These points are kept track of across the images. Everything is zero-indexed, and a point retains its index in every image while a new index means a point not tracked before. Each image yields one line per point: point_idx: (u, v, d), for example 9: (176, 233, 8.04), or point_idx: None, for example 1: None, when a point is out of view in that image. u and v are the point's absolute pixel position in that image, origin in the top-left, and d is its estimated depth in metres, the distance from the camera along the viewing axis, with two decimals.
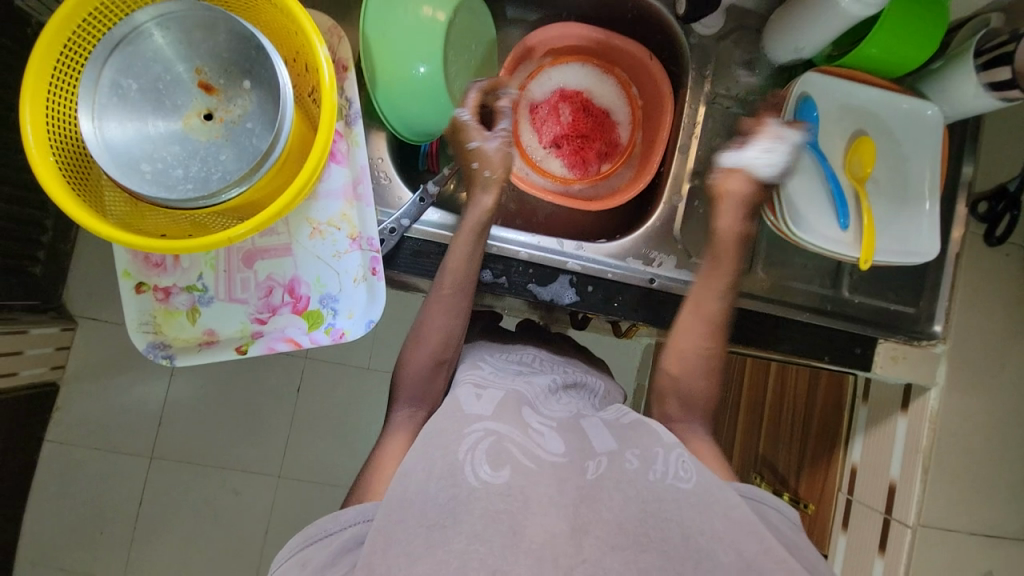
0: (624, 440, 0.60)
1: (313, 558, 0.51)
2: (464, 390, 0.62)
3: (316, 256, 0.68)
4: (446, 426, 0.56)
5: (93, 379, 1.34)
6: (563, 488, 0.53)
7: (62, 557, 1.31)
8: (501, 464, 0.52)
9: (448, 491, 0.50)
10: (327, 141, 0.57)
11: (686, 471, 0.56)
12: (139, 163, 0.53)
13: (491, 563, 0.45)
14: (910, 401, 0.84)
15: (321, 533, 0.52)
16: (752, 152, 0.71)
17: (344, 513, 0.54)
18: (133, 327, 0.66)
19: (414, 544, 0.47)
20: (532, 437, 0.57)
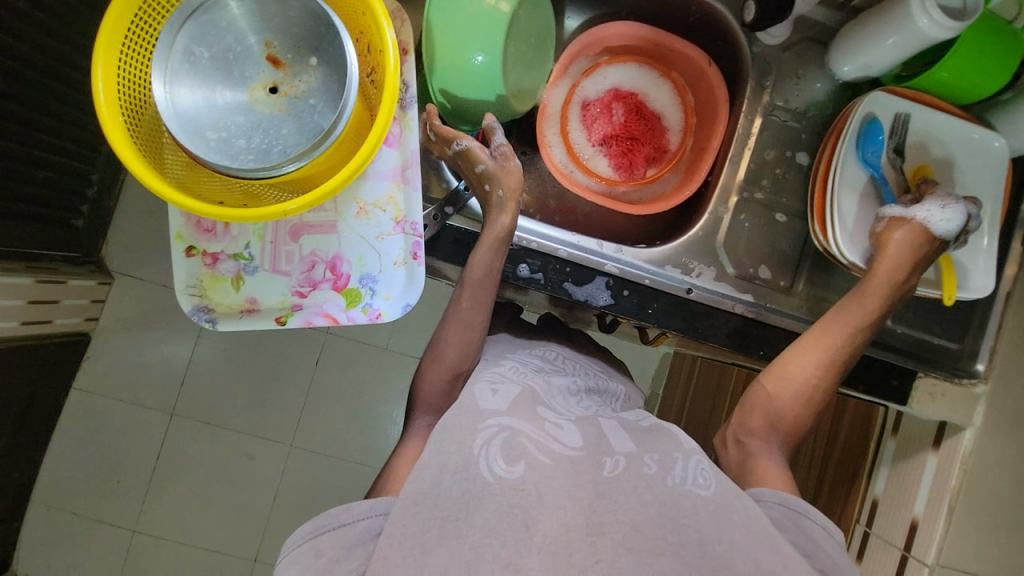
0: (642, 443, 0.58)
1: (326, 547, 0.51)
2: (479, 387, 0.61)
3: (359, 236, 0.69)
4: (462, 421, 0.55)
5: (125, 333, 1.39)
6: (577, 483, 0.51)
7: (81, 499, 1.37)
8: (515, 460, 0.52)
9: (462, 485, 0.50)
10: (386, 123, 0.57)
11: (705, 478, 0.54)
12: (204, 131, 0.54)
13: (503, 558, 0.46)
14: (943, 439, 0.81)
15: (335, 523, 0.52)
16: (932, 210, 0.67)
17: (356, 504, 0.53)
18: (180, 289, 0.68)
19: (427, 535, 0.48)
20: (546, 431, 0.55)
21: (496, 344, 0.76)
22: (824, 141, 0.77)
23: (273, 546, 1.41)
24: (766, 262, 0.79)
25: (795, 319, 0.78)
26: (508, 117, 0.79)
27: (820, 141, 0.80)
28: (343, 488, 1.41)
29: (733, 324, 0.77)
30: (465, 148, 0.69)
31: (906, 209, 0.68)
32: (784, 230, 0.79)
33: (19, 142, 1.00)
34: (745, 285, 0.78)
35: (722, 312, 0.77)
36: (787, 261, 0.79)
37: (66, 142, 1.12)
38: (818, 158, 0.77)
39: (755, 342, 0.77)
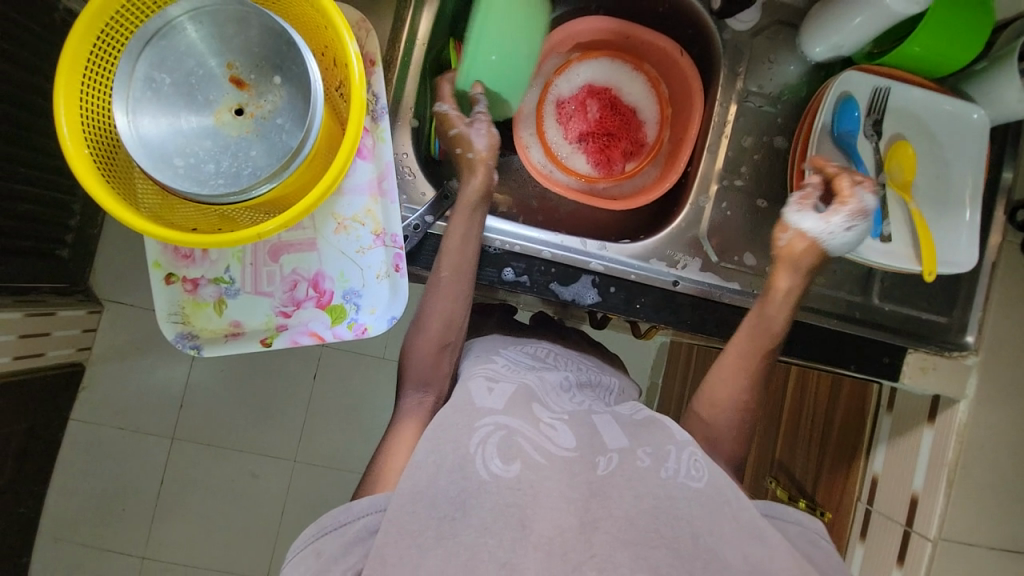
0: (636, 437, 0.58)
1: (325, 547, 0.51)
2: (475, 383, 0.60)
3: (340, 251, 0.68)
4: (456, 420, 0.55)
5: (118, 361, 1.38)
6: (571, 484, 0.51)
7: (87, 530, 1.37)
8: (512, 458, 0.51)
9: (459, 484, 0.50)
10: (356, 138, 0.57)
11: (698, 470, 0.54)
12: (172, 158, 0.53)
13: (498, 558, 0.46)
14: (937, 413, 0.81)
15: (335, 524, 0.52)
16: (833, 226, 0.67)
17: (356, 504, 0.53)
18: (163, 317, 0.67)
19: (424, 535, 0.47)
20: (543, 431, 0.55)
21: (484, 342, 0.75)
22: (801, 122, 0.77)
23: (283, 563, 1.40)
24: (752, 249, 0.79)
25: None
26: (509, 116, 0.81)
27: (797, 123, 0.79)
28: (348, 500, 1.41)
29: (722, 313, 0.77)
30: (442, 112, 0.73)
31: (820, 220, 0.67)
32: (767, 215, 0.79)
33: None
34: (732, 273, 0.78)
35: (710, 302, 0.77)
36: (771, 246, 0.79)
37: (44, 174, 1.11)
38: (796, 139, 0.77)
39: None
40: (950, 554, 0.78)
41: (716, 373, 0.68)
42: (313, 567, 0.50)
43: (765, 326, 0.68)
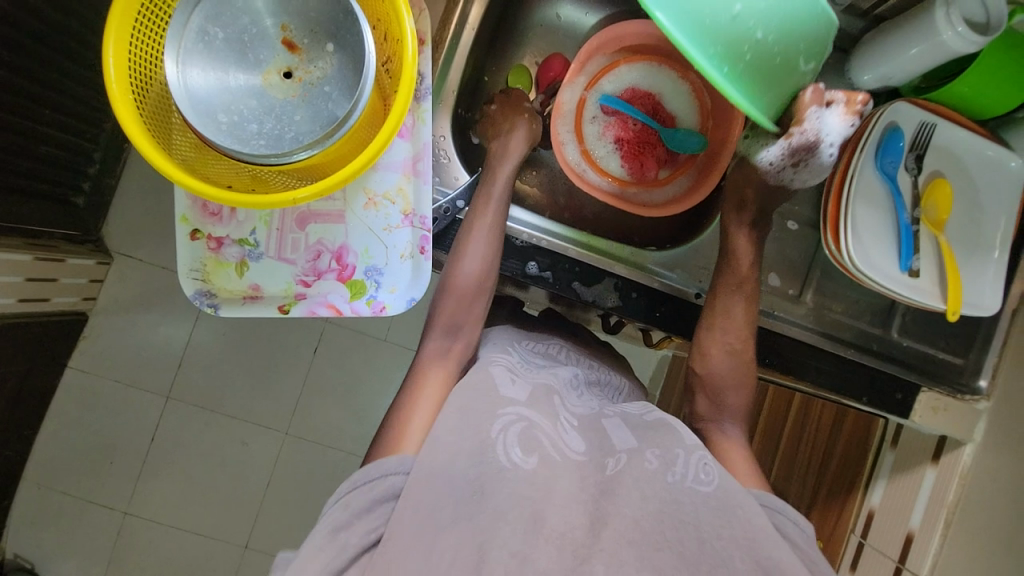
0: (645, 437, 0.57)
1: (353, 501, 0.51)
2: (497, 370, 0.60)
3: (366, 227, 0.67)
4: (477, 405, 0.55)
5: (122, 315, 1.38)
6: (582, 485, 0.51)
7: (73, 480, 1.37)
8: (531, 450, 0.52)
9: (478, 467, 0.50)
10: (402, 115, 0.56)
11: (708, 474, 0.54)
12: (215, 113, 0.53)
13: (511, 545, 0.45)
14: (942, 453, 0.82)
15: (364, 480, 0.52)
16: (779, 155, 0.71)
17: (384, 461, 0.53)
18: (183, 273, 0.66)
19: (442, 514, 0.48)
20: (560, 429, 0.55)
21: (501, 334, 0.73)
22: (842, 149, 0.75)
23: (264, 533, 1.41)
24: (776, 269, 0.79)
25: (800, 327, 0.78)
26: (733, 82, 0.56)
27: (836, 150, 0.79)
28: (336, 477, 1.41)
29: None
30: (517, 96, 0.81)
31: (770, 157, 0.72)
32: (795, 237, 0.79)
33: (20, 117, 0.98)
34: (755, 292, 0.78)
35: None
36: (796, 270, 0.79)
37: (66, 117, 1.10)
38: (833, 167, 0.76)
39: (762, 350, 0.77)
40: None
41: (703, 323, 0.72)
42: (337, 517, 0.50)
43: (731, 265, 0.73)
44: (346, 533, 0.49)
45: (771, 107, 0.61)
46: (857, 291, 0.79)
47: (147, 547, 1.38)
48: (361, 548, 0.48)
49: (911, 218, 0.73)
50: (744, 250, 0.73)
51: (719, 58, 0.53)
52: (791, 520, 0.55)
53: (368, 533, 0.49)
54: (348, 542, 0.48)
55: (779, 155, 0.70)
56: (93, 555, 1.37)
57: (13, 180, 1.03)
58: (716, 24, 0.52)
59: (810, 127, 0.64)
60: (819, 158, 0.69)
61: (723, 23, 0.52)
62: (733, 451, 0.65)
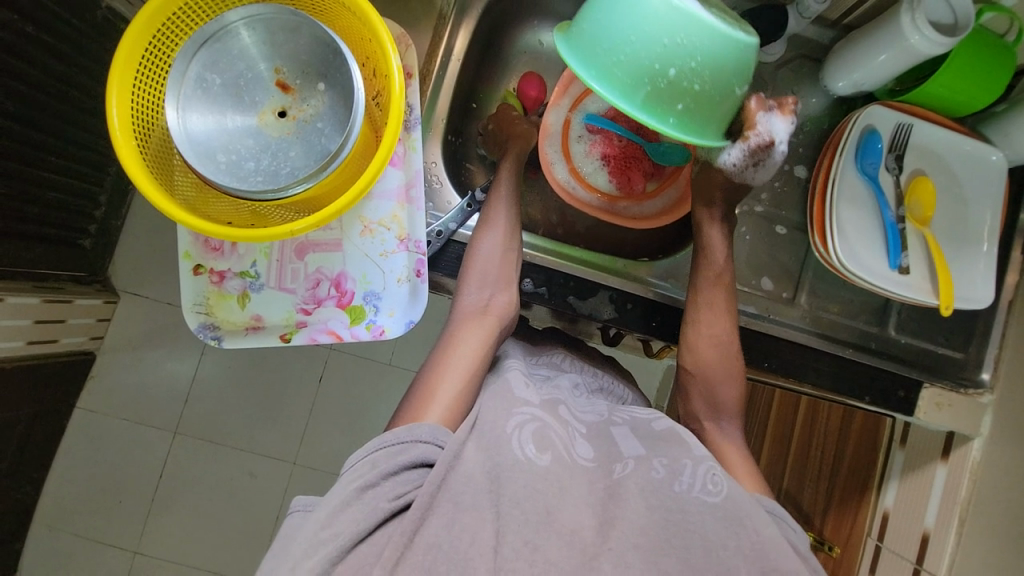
0: (653, 446, 0.56)
1: (382, 460, 0.51)
2: (515, 375, 0.62)
3: (364, 254, 0.69)
4: (497, 406, 0.56)
5: (129, 352, 1.39)
6: (591, 489, 0.52)
7: (82, 520, 1.36)
8: (544, 448, 0.52)
9: (493, 459, 0.51)
10: (391, 145, 0.58)
11: (716, 485, 0.53)
12: (215, 154, 0.55)
13: (524, 534, 0.46)
14: (951, 450, 0.81)
15: (395, 441, 0.52)
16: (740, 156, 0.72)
17: (418, 428, 0.54)
18: (187, 307, 0.68)
19: (463, 496, 0.48)
20: (570, 434, 0.56)
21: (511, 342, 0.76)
22: (822, 154, 0.78)
23: None
24: (768, 273, 0.80)
25: (797, 330, 0.78)
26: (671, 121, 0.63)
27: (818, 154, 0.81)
28: None
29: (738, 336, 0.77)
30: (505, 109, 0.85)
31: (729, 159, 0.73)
32: (785, 242, 0.80)
33: (30, 166, 1.02)
34: (748, 296, 0.79)
35: None
36: (788, 273, 0.80)
37: (76, 164, 1.15)
38: (816, 170, 0.78)
39: (760, 353, 0.77)
40: None
41: (689, 317, 0.73)
42: (365, 476, 0.50)
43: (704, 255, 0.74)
44: (373, 494, 0.49)
45: (726, 117, 0.66)
46: (851, 291, 0.80)
47: None
48: (390, 513, 0.48)
49: (896, 217, 0.74)
50: (716, 235, 0.74)
51: (652, 100, 0.62)
52: (791, 525, 0.55)
53: (398, 498, 0.49)
54: (377, 503, 0.48)
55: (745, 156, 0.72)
56: None
57: (20, 225, 1.06)
58: (641, 79, 0.61)
59: (762, 129, 0.70)
60: (772, 159, 0.72)
61: (647, 77, 0.61)
62: (730, 454, 0.66)
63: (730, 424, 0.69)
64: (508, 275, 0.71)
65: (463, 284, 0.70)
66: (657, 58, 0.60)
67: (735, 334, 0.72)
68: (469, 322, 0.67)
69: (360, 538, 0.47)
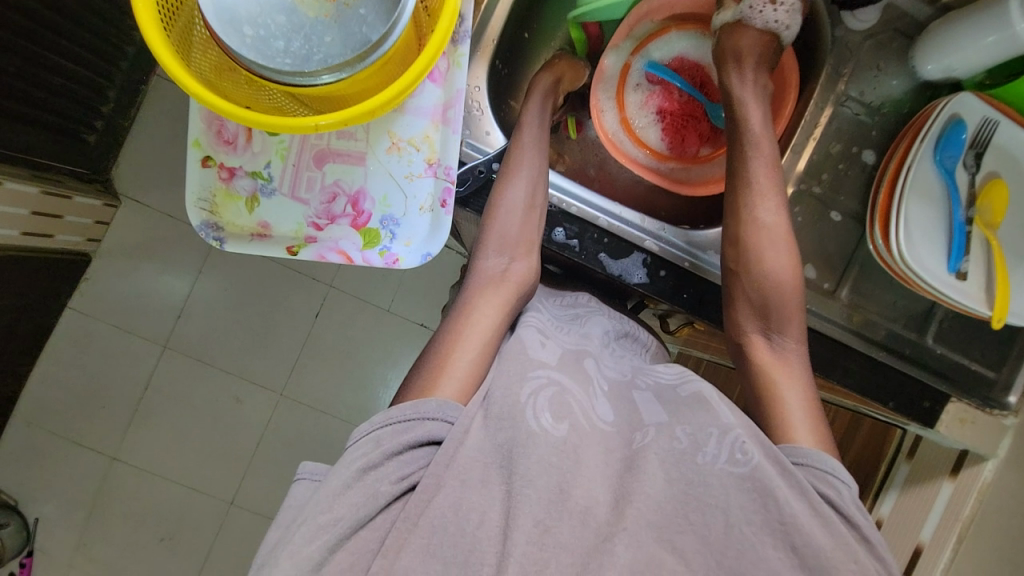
0: (675, 413, 0.52)
1: (386, 438, 0.47)
2: (528, 333, 0.57)
3: (387, 173, 0.64)
4: (510, 368, 0.51)
5: (125, 259, 1.35)
6: (607, 460, 0.48)
7: (63, 420, 1.35)
8: (561, 417, 0.48)
9: (506, 430, 0.46)
10: (439, 49, 0.52)
11: (745, 453, 0.48)
12: (241, 24, 0.49)
13: (535, 514, 0.42)
14: (961, 468, 0.78)
15: (401, 418, 0.48)
16: (754, 7, 0.69)
17: (423, 403, 0.49)
18: (191, 200, 0.63)
19: (470, 474, 0.44)
20: (591, 394, 0.52)
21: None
22: (897, 141, 0.72)
23: (251, 492, 1.39)
24: (813, 262, 0.74)
25: (834, 324, 0.74)
26: None
27: (890, 141, 0.74)
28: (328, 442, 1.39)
29: None
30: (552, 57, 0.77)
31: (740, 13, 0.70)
32: (837, 230, 0.74)
33: (39, 44, 0.95)
34: None
35: None
36: (834, 264, 0.75)
37: (87, 51, 1.07)
38: (886, 159, 0.72)
39: None
40: None
41: (735, 203, 0.65)
42: (369, 455, 0.46)
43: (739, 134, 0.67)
44: (376, 475, 0.45)
45: None
46: (895, 293, 0.75)
47: (132, 496, 1.36)
48: (394, 496, 0.44)
49: (964, 217, 0.69)
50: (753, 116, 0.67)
51: None
52: (843, 482, 0.50)
53: (402, 481, 0.45)
54: (380, 487, 0.44)
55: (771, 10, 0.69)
56: (78, 497, 1.35)
57: (22, 108, 1.00)
58: None
59: None
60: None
61: None
62: (781, 372, 0.59)
63: (783, 335, 0.61)
64: (529, 240, 0.64)
65: (481, 248, 0.62)
66: None
67: (786, 215, 0.64)
68: (487, 291, 0.59)
69: (361, 522, 0.43)
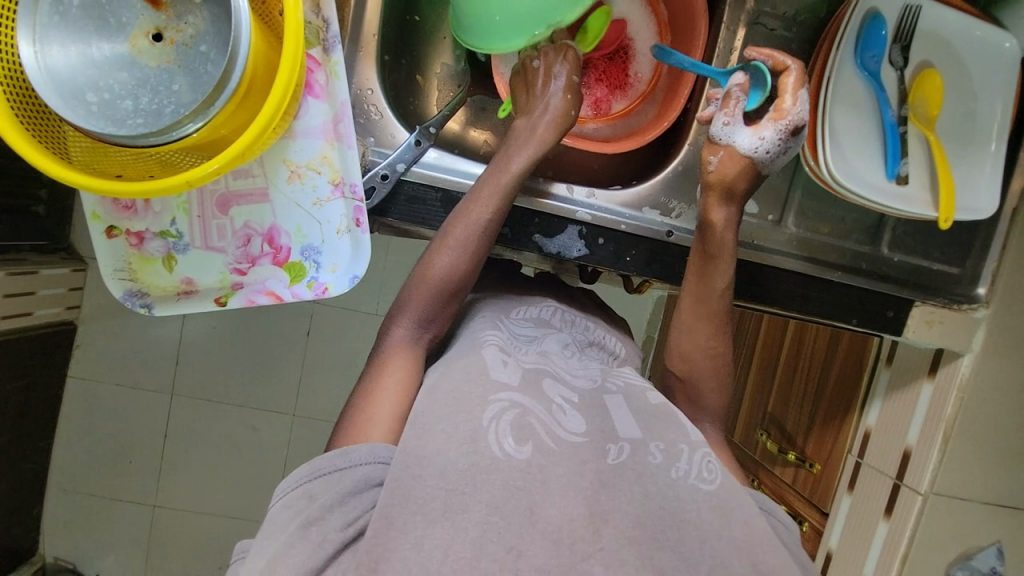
0: (648, 428, 0.55)
1: (320, 491, 0.48)
2: (489, 352, 0.57)
3: (294, 203, 0.62)
4: (469, 391, 0.52)
5: (109, 319, 1.35)
6: (581, 471, 0.49)
7: (97, 481, 1.39)
8: (524, 439, 0.49)
9: (470, 456, 0.47)
10: (294, 65, 0.49)
11: (710, 472, 0.52)
12: (84, 93, 0.46)
13: (506, 539, 0.43)
14: (938, 367, 0.79)
15: (330, 467, 0.49)
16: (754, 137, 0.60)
17: (352, 450, 0.50)
18: (108, 273, 0.62)
19: (431, 506, 0.44)
20: (557, 412, 0.53)
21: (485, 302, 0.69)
22: (817, 49, 0.67)
23: None
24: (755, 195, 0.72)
25: (783, 255, 0.72)
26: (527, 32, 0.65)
27: (812, 50, 0.70)
28: None
29: None
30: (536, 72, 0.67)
31: (730, 134, 0.62)
32: None
33: None
34: None
35: None
36: (777, 193, 0.72)
37: None
38: (809, 70, 0.67)
39: (743, 283, 0.71)
40: (938, 509, 0.78)
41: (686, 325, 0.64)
42: (307, 511, 0.47)
43: (714, 265, 0.63)
44: (320, 527, 0.46)
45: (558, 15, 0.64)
46: (843, 209, 0.73)
47: (180, 535, 1.42)
48: (340, 544, 0.45)
49: (897, 117, 0.65)
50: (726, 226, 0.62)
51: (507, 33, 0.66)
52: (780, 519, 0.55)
53: (348, 528, 0.46)
54: (326, 537, 0.45)
55: (773, 142, 0.60)
56: (132, 548, 1.42)
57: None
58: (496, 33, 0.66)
59: (766, 132, 0.60)
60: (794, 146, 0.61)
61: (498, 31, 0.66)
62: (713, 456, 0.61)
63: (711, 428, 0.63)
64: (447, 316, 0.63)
65: (398, 316, 0.61)
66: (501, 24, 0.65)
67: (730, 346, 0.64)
68: (400, 356, 0.59)
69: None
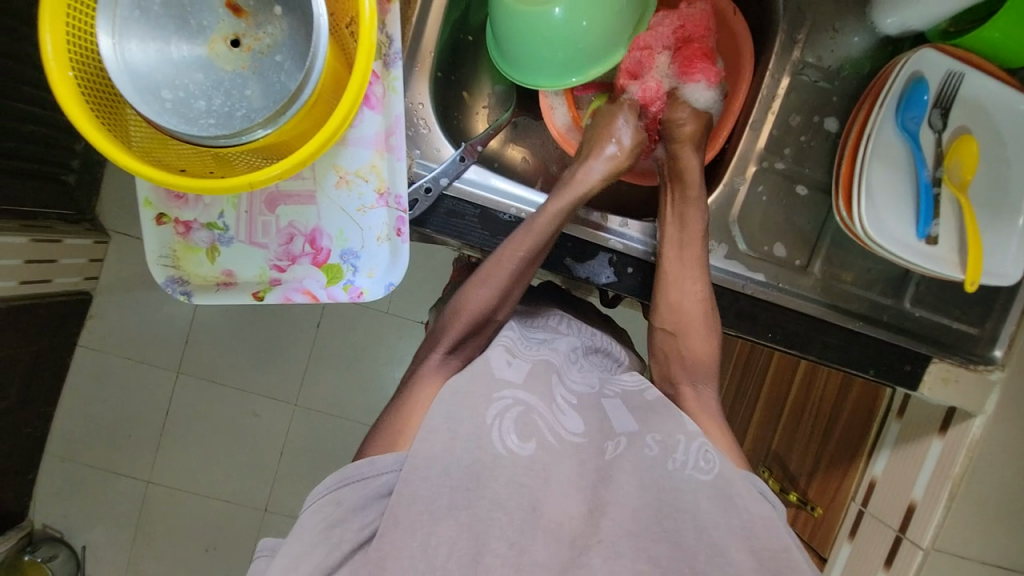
0: (645, 421, 0.55)
1: (346, 497, 0.49)
2: (496, 353, 0.58)
3: (340, 208, 0.63)
4: (474, 390, 0.53)
5: (125, 292, 1.37)
6: (581, 471, 0.51)
7: (92, 451, 1.41)
8: (529, 436, 0.50)
9: (473, 453, 0.48)
10: (363, 83, 0.52)
11: (708, 462, 0.52)
12: (159, 89, 0.48)
13: (509, 537, 0.45)
14: (949, 425, 0.80)
15: (357, 476, 0.50)
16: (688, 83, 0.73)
17: (380, 458, 0.50)
18: (152, 259, 0.64)
19: (437, 503, 0.46)
20: (558, 410, 0.54)
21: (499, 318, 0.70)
22: (859, 103, 0.69)
23: (280, 498, 1.44)
24: (783, 239, 0.73)
25: (806, 299, 0.73)
26: (556, 71, 0.71)
27: (853, 105, 0.72)
28: (344, 445, 1.43)
29: (742, 305, 0.73)
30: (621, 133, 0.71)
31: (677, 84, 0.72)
32: (804, 204, 0.73)
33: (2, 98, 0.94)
34: (758, 263, 0.73)
35: (727, 292, 0.72)
36: (804, 238, 0.73)
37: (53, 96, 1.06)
38: (850, 123, 0.69)
39: (764, 324, 0.73)
40: (937, 565, 0.78)
41: (659, 283, 0.67)
42: (331, 515, 0.48)
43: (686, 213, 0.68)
44: (342, 530, 0.47)
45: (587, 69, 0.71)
46: (869, 260, 0.74)
47: (169, 513, 1.43)
48: (358, 544, 0.47)
49: (931, 178, 0.67)
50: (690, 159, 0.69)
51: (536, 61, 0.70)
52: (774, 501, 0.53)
53: (364, 529, 0.47)
54: (344, 537, 0.47)
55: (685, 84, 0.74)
56: (119, 521, 1.42)
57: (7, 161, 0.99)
58: (525, 55, 0.70)
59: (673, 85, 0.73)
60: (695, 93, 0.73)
61: (529, 55, 0.70)
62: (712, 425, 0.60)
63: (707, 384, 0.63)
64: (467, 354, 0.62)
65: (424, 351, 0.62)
66: (534, 51, 0.69)
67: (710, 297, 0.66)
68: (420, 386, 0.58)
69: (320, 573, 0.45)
